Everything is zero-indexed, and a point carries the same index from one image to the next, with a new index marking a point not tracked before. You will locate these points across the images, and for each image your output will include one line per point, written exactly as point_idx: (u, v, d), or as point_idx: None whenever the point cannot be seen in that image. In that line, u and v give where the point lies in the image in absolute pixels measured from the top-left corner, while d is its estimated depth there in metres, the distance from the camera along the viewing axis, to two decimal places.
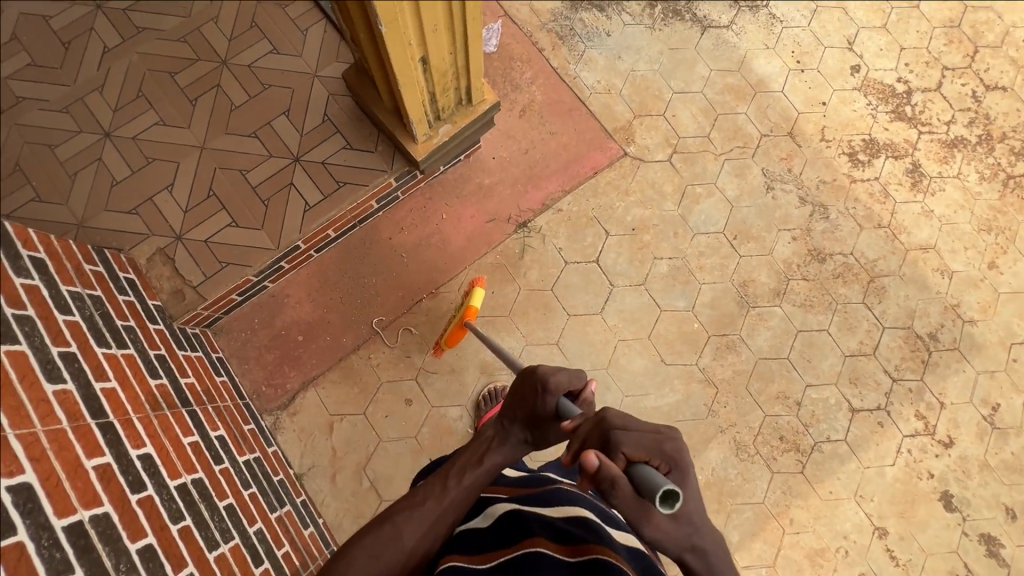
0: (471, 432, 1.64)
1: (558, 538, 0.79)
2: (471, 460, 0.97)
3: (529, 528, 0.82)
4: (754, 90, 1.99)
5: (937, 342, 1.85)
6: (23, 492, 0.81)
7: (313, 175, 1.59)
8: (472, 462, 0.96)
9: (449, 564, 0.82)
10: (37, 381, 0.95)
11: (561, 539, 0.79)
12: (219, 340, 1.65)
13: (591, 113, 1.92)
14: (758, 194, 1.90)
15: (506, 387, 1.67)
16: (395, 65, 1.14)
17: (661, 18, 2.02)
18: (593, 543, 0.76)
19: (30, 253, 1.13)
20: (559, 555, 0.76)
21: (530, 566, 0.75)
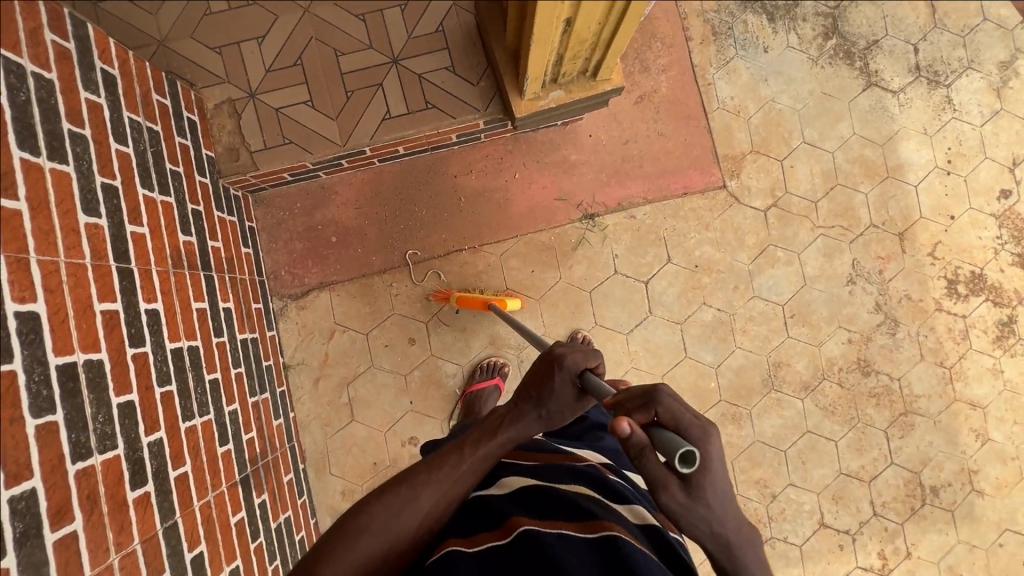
0: (458, 394, 1.64)
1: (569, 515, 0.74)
2: (486, 431, 0.89)
3: (536, 504, 0.77)
4: (888, 173, 1.79)
5: (936, 497, 1.78)
6: (29, 322, 0.81)
7: (404, 85, 1.48)
8: (487, 435, 0.88)
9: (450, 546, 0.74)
10: (73, 210, 0.93)
11: (573, 517, 0.73)
12: (256, 209, 1.62)
13: (709, 129, 1.75)
14: (837, 282, 1.77)
15: (507, 366, 1.65)
16: (538, 21, 1.00)
17: (830, 55, 1.78)
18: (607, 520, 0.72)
19: (104, 67, 1.07)
20: (573, 534, 0.71)
21: (543, 546, 0.68)
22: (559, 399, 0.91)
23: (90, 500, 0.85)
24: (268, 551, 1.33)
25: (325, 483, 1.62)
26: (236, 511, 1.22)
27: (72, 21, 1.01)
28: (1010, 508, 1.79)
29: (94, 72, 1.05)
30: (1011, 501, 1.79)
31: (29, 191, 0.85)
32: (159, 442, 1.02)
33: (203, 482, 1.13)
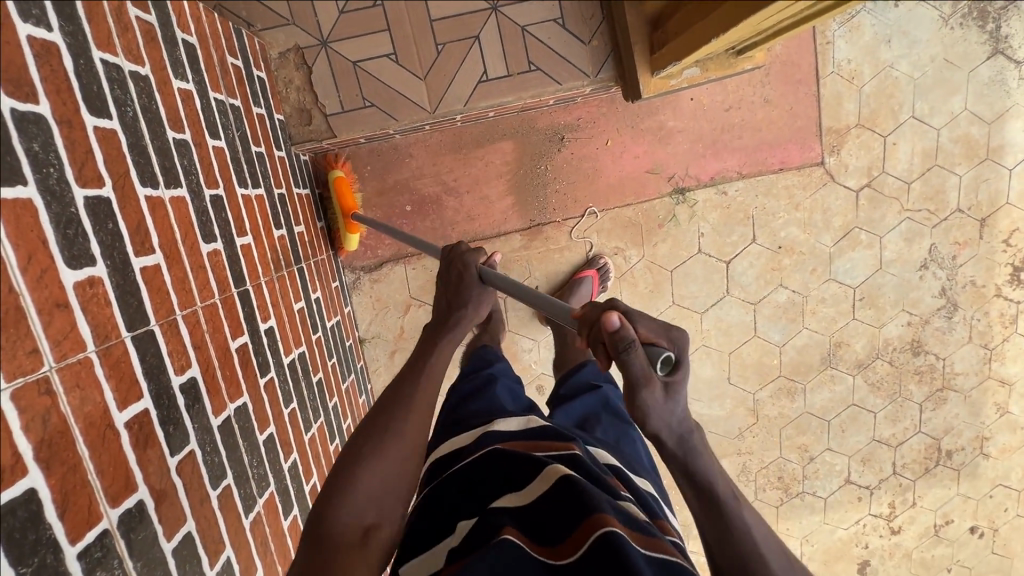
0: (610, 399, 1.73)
1: (551, 532, 0.63)
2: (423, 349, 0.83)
3: (535, 516, 0.66)
4: (987, 154, 1.70)
5: (949, 459, 1.96)
6: (191, 391, 0.73)
7: (505, 40, 1.26)
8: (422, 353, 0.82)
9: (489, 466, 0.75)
10: (196, 243, 0.80)
11: (554, 530, 0.63)
12: (323, 171, 1.46)
13: (818, 97, 1.60)
14: (910, 266, 1.77)
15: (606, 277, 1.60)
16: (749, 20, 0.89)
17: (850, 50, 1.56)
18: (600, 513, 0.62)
19: (184, 37, 0.87)
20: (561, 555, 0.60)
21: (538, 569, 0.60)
22: (472, 300, 0.87)
23: (262, 544, 0.85)
24: None
25: None
26: None
27: None
28: (1009, 468, 1.99)
29: (178, 48, 0.85)
30: (1012, 463, 1.98)
31: (127, 219, 0.65)
32: (294, 464, 1.01)
33: None
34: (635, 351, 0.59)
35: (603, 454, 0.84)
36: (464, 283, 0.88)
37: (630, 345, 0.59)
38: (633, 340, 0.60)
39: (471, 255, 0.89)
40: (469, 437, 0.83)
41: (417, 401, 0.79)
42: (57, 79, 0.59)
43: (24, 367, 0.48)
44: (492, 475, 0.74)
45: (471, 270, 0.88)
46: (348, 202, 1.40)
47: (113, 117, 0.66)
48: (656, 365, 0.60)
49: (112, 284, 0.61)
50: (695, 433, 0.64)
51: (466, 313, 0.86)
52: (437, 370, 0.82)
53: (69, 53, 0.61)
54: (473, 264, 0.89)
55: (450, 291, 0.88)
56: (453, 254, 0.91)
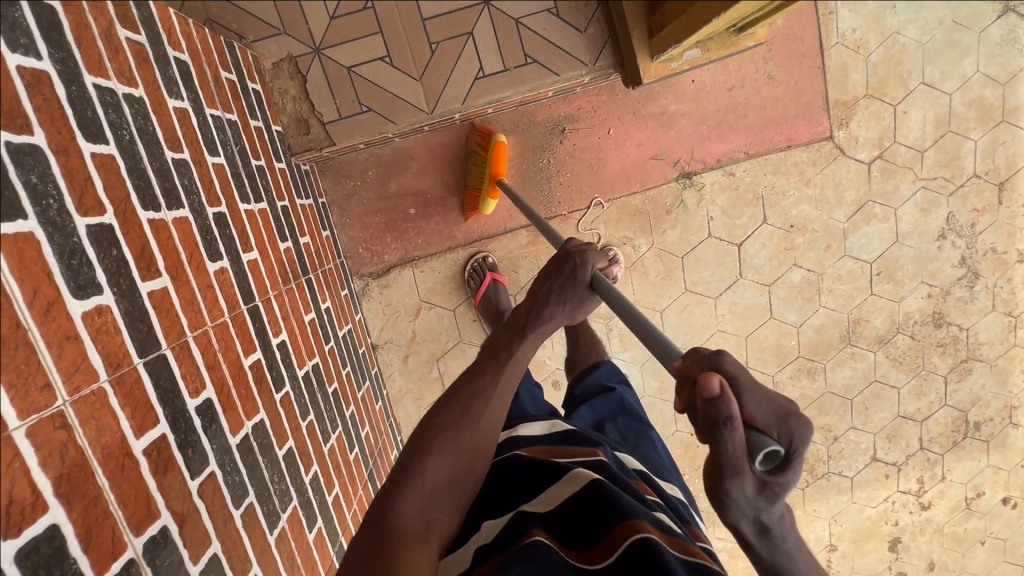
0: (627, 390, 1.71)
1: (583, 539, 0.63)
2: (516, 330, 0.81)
3: (566, 520, 0.65)
4: (1002, 116, 1.65)
5: (977, 430, 1.92)
6: (207, 412, 0.72)
7: (499, 34, 1.23)
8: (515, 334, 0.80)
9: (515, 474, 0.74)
10: (202, 262, 0.79)
11: (586, 536, 0.63)
12: (324, 179, 1.46)
13: (823, 70, 1.55)
14: (928, 237, 1.72)
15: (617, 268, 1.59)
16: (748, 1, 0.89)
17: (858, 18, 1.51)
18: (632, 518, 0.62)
19: (176, 54, 0.86)
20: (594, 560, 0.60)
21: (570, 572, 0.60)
22: (569, 297, 0.84)
23: (288, 558, 0.85)
24: None
25: None
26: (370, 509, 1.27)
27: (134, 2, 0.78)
28: None
29: (170, 67, 0.84)
30: None
31: (130, 244, 0.65)
32: (315, 476, 1.01)
33: (349, 497, 1.15)
34: (734, 432, 0.50)
35: (629, 459, 0.83)
36: (576, 281, 0.84)
37: (729, 422, 0.50)
38: (734, 417, 0.50)
39: (587, 254, 0.85)
40: (494, 439, 0.84)
41: (485, 402, 0.76)
42: (50, 107, 0.58)
43: (37, 404, 0.48)
44: (518, 478, 0.74)
45: (584, 270, 0.84)
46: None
47: (110, 142, 0.66)
48: (756, 458, 0.51)
49: (120, 311, 0.60)
50: (780, 523, 0.58)
51: (560, 312, 0.83)
52: (524, 356, 0.80)
53: (61, 80, 0.61)
54: (590, 265, 0.85)
55: (552, 285, 0.84)
56: (571, 249, 0.87)
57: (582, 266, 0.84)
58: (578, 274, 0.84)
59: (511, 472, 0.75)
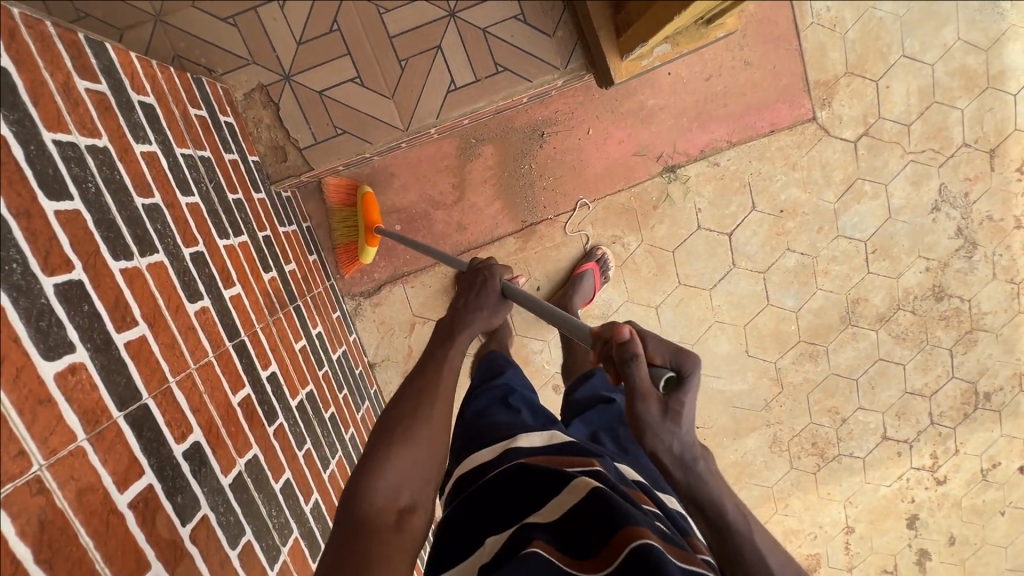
0: None
1: (583, 548, 0.63)
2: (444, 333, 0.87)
3: (567, 532, 0.66)
4: (987, 83, 1.62)
5: (988, 401, 1.90)
6: (196, 455, 0.72)
7: (467, 46, 1.23)
8: (443, 337, 0.86)
9: (516, 484, 0.74)
10: (181, 304, 0.80)
11: (585, 546, 0.63)
12: (309, 204, 1.46)
13: (800, 52, 1.53)
14: (921, 211, 1.70)
15: (606, 266, 1.58)
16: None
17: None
18: (629, 522, 0.62)
19: (140, 98, 0.86)
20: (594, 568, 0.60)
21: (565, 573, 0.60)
22: (487, 300, 0.91)
23: None
24: None
25: None
26: None
27: (91, 51, 0.78)
28: None
29: (135, 111, 0.84)
30: None
31: (102, 297, 0.65)
32: (317, 504, 1.01)
33: None
34: (639, 363, 0.65)
35: (628, 471, 0.82)
36: (487, 288, 0.92)
37: (634, 356, 0.65)
38: (638, 353, 0.65)
39: (491, 266, 0.94)
40: (495, 450, 0.83)
41: (439, 390, 0.81)
42: (8, 171, 0.58)
43: (12, 473, 0.49)
44: (520, 488, 0.73)
45: (494, 280, 0.92)
46: (372, 216, 1.39)
47: (75, 197, 0.66)
48: (661, 384, 0.64)
49: (97, 367, 0.61)
50: (701, 459, 0.65)
51: (482, 311, 0.90)
52: (457, 351, 0.86)
53: (18, 142, 0.61)
54: (500, 276, 0.93)
55: (471, 296, 0.92)
56: (479, 265, 0.95)
57: (489, 274, 0.92)
58: (486, 282, 0.92)
59: (511, 484, 0.74)
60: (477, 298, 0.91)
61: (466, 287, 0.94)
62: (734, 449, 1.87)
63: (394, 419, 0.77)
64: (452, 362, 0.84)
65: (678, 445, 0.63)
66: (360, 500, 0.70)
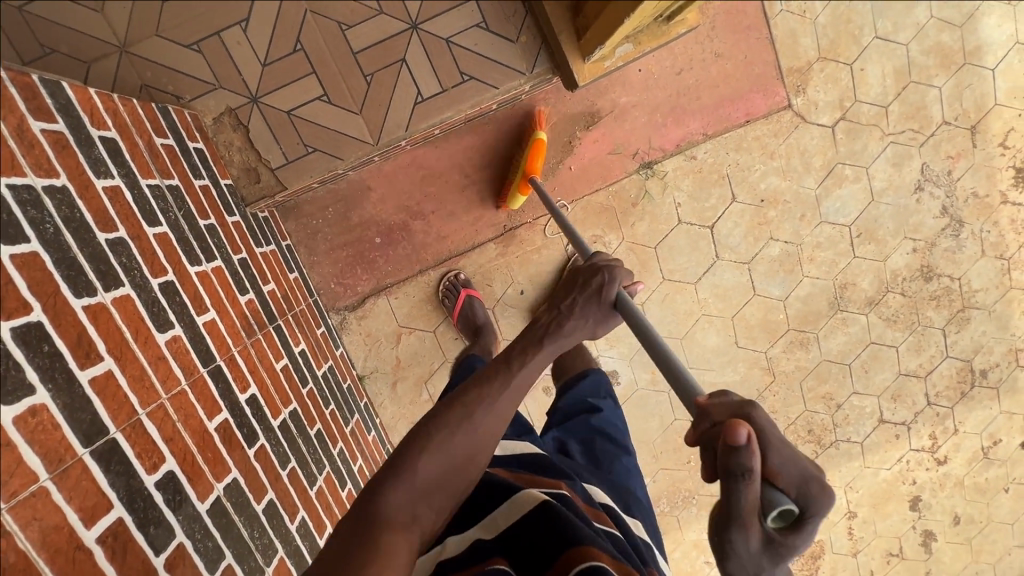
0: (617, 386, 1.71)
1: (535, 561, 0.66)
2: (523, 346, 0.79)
3: (524, 541, 0.68)
4: (964, 59, 1.61)
5: (984, 378, 1.89)
6: (170, 484, 0.74)
7: (431, 58, 1.23)
8: (518, 351, 0.79)
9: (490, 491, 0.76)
10: (151, 335, 0.81)
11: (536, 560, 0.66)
12: (288, 223, 1.47)
13: (772, 39, 1.51)
14: (904, 192, 1.69)
15: None
16: None
17: None
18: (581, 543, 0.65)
19: (101, 133, 0.87)
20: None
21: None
22: (585, 312, 0.82)
23: None
24: None
25: None
26: None
27: (46, 92, 0.79)
28: None
29: (96, 147, 0.85)
30: None
31: (64, 336, 0.66)
32: (303, 522, 1.02)
33: None
34: (751, 487, 0.51)
35: (598, 494, 0.84)
36: (599, 299, 0.83)
37: (749, 478, 0.50)
38: (754, 474, 0.50)
39: (610, 270, 0.84)
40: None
41: (495, 409, 0.73)
42: None
43: None
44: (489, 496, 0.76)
45: (611, 287, 0.83)
46: (535, 163, 1.40)
47: (32, 240, 0.67)
48: (770, 513, 0.52)
49: (59, 406, 0.62)
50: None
51: (568, 321, 0.81)
52: (525, 379, 0.77)
53: None
54: (618, 282, 0.84)
55: (579, 296, 0.83)
56: (597, 264, 0.86)
57: (611, 277, 0.83)
58: (598, 291, 0.83)
59: (482, 491, 0.77)
60: (581, 308, 0.82)
61: (571, 292, 0.84)
62: None
63: (443, 415, 0.72)
64: (516, 384, 0.76)
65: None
66: (376, 502, 0.65)
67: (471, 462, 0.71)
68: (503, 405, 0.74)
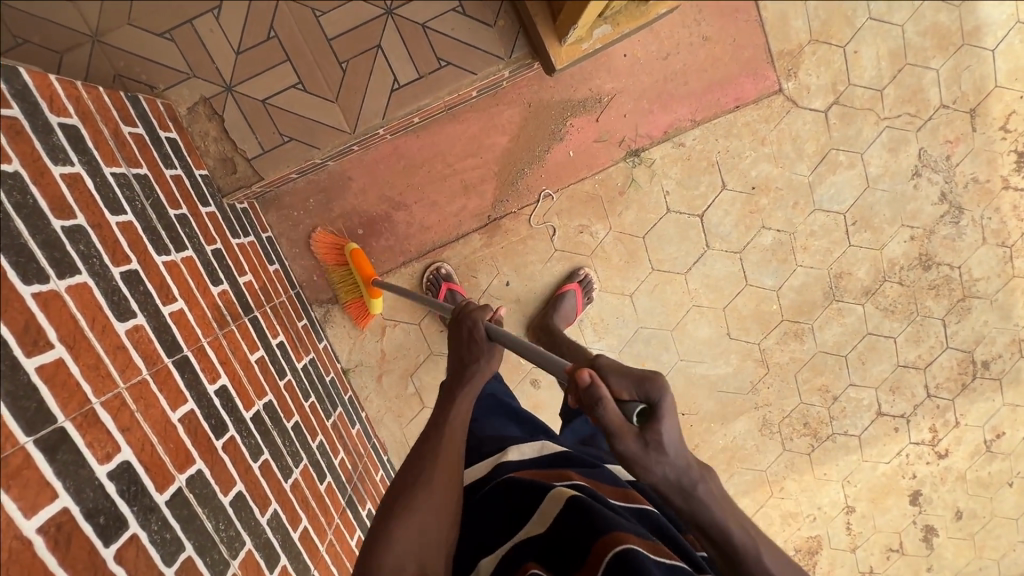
0: None
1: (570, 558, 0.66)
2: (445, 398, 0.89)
3: (555, 541, 0.68)
4: (963, 40, 1.56)
5: (986, 369, 1.84)
6: (125, 475, 0.73)
7: (407, 43, 1.21)
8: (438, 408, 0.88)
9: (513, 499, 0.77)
10: (109, 324, 0.79)
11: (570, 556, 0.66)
12: (269, 215, 1.45)
13: (760, 22, 1.48)
14: (901, 177, 1.64)
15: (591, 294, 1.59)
16: None
17: None
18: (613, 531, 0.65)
19: (60, 119, 0.86)
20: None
21: None
22: (471, 351, 0.90)
23: None
24: None
25: None
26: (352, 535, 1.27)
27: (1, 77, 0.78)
28: None
29: (54, 134, 0.84)
30: None
31: (9, 323, 0.65)
32: (275, 515, 1.00)
33: (321, 528, 1.15)
34: (606, 404, 0.61)
35: (625, 472, 0.84)
36: (475, 339, 0.90)
37: (598, 398, 0.61)
38: (601, 394, 0.61)
39: (473, 317, 0.90)
40: (485, 467, 0.87)
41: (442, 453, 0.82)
42: None
43: None
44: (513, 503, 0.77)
45: (479, 327, 0.89)
46: (366, 269, 1.43)
47: None
48: (631, 415, 0.61)
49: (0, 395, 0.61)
50: (702, 482, 0.63)
51: (477, 366, 0.89)
52: (457, 420, 0.87)
53: None
54: (483, 318, 0.91)
55: (464, 347, 0.91)
56: (462, 312, 0.93)
57: (475, 322, 0.90)
58: (472, 334, 0.90)
59: (502, 503, 0.78)
60: (466, 357, 0.90)
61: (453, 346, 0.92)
62: (724, 435, 1.82)
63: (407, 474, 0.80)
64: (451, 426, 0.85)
65: (673, 472, 0.61)
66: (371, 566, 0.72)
67: (446, 506, 0.79)
68: (451, 445, 0.83)
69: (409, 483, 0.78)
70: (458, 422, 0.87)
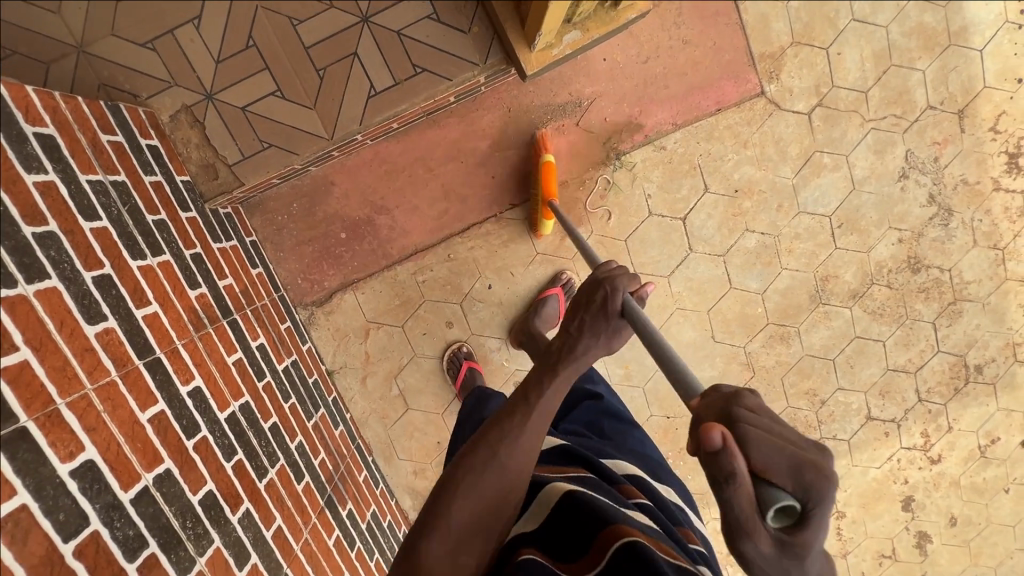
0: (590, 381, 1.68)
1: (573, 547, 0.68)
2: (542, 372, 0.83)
3: (559, 531, 0.71)
4: (949, 40, 1.54)
5: (980, 374, 1.81)
6: (88, 474, 0.75)
7: (383, 51, 1.23)
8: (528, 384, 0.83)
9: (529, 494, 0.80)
10: (78, 327, 0.82)
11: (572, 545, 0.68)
12: (253, 219, 1.48)
13: (740, 24, 1.48)
14: (888, 179, 1.63)
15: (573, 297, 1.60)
16: None
17: None
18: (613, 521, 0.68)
19: (36, 129, 0.89)
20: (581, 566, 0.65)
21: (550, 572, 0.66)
22: (595, 325, 0.86)
23: None
24: (367, 549, 1.44)
25: (396, 469, 1.69)
26: (330, 534, 1.29)
27: None
28: None
29: (29, 143, 0.87)
30: None
31: None
32: (247, 513, 1.03)
33: (297, 527, 1.17)
34: (740, 487, 0.51)
35: (626, 467, 0.89)
36: (607, 312, 0.86)
37: (733, 478, 0.50)
38: (739, 475, 0.50)
39: (613, 289, 0.87)
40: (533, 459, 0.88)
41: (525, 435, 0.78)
42: None
43: None
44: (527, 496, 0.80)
45: (616, 298, 0.86)
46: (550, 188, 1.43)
47: None
48: (768, 508, 0.51)
49: None
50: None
51: (593, 342, 0.85)
52: (550, 406, 0.81)
53: None
54: (622, 289, 0.87)
55: (591, 312, 0.86)
56: (600, 278, 0.90)
57: (613, 290, 0.87)
58: (607, 300, 0.86)
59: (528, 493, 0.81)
60: (594, 326, 0.86)
61: (579, 315, 0.87)
62: None
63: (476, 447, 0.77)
64: (541, 406, 0.80)
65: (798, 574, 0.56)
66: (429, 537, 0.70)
67: (512, 490, 0.76)
68: (535, 431, 0.78)
69: (486, 450, 0.76)
70: (554, 398, 0.82)
